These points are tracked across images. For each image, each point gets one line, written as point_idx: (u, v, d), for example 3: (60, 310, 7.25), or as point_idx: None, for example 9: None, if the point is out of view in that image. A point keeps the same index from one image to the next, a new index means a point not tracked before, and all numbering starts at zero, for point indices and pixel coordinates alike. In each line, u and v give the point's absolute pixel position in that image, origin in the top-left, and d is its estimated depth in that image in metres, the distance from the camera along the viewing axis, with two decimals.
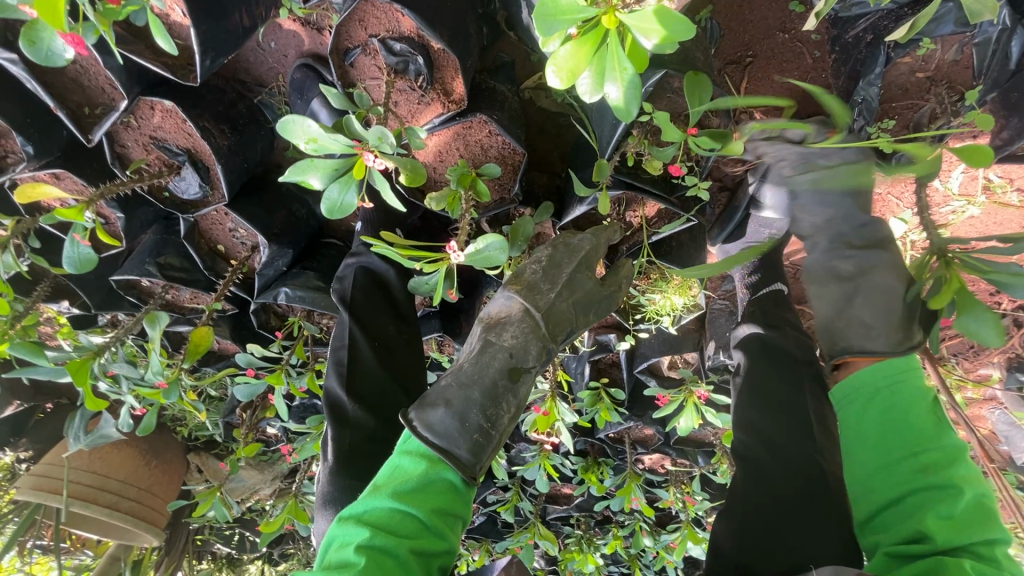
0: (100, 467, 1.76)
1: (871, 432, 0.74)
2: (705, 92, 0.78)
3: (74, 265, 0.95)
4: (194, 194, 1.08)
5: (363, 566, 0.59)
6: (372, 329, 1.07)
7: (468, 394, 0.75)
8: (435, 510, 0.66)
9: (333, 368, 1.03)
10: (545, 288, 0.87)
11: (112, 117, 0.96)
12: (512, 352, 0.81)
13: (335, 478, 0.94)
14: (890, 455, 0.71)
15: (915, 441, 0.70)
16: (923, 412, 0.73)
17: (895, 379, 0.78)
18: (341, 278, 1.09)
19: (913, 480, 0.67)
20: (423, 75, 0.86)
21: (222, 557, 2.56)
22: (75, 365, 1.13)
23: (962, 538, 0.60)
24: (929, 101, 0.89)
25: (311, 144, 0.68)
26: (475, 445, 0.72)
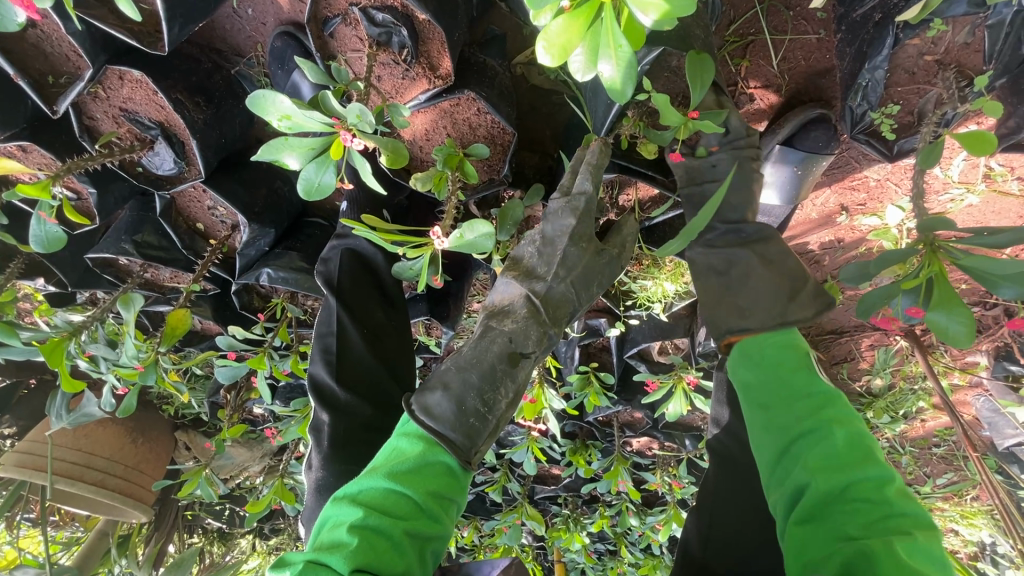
0: (84, 444, 1.74)
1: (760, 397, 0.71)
2: (706, 75, 0.74)
3: (41, 244, 0.91)
4: (169, 170, 1.04)
5: (356, 547, 0.56)
6: (362, 317, 1.03)
7: (466, 378, 0.72)
8: (431, 493, 0.63)
9: (319, 354, 1.00)
10: (542, 274, 0.83)
11: (77, 87, 0.90)
12: (512, 336, 0.77)
13: (331, 464, 0.93)
14: (773, 411, 0.69)
15: (794, 394, 0.68)
16: (788, 355, 0.72)
17: (778, 340, 0.75)
18: (326, 261, 1.04)
19: (797, 427, 0.65)
20: (408, 48, 0.81)
21: (213, 532, 2.58)
22: (51, 346, 1.10)
23: (840, 480, 0.58)
24: (935, 86, 0.85)
25: (285, 122, 0.63)
26: (469, 429, 0.69)
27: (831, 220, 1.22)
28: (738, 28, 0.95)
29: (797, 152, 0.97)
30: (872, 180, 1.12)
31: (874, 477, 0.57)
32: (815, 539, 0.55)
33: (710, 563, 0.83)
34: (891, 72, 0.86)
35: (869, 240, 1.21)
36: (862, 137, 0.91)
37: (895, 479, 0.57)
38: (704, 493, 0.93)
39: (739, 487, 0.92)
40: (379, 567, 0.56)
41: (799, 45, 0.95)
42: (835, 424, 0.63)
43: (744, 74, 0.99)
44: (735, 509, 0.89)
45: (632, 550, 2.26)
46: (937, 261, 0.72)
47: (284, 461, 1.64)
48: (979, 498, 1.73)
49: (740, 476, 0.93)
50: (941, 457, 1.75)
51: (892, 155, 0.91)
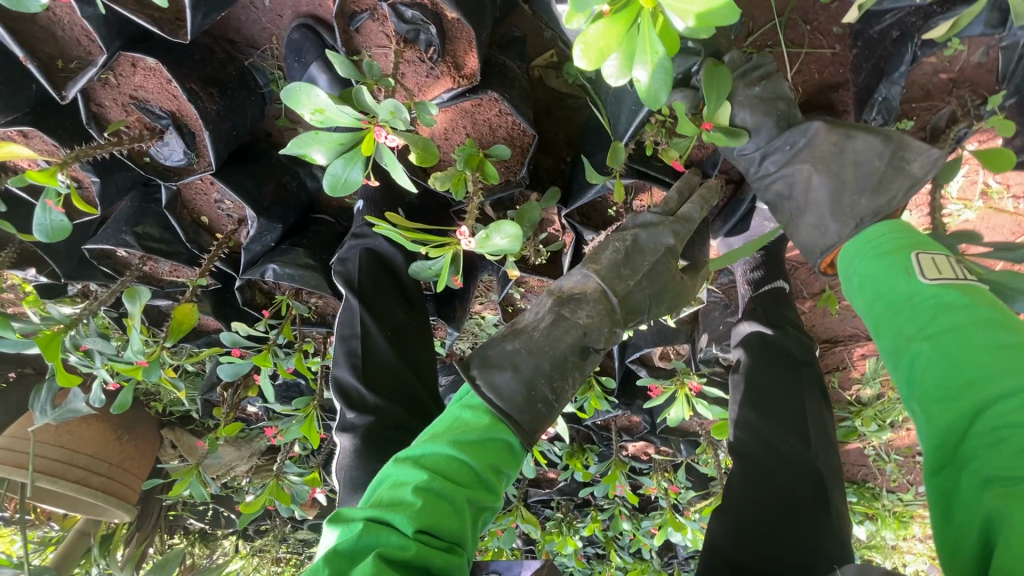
0: (68, 441, 1.68)
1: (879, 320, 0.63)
2: (722, 84, 0.78)
3: (45, 234, 0.88)
4: (178, 161, 1.01)
5: (421, 508, 0.58)
6: (384, 318, 1.02)
7: (535, 364, 0.73)
8: (491, 466, 0.64)
9: (344, 358, 0.99)
10: (626, 275, 0.84)
11: (88, 72, 0.87)
12: (586, 330, 0.78)
13: (366, 463, 0.90)
14: (898, 336, 0.59)
15: (915, 312, 0.58)
16: (897, 276, 0.63)
17: (888, 267, 0.65)
18: (345, 261, 1.04)
19: (920, 350, 0.55)
20: (434, 46, 0.80)
21: (195, 532, 2.52)
22: (46, 338, 1.07)
23: (978, 393, 0.47)
24: (950, 104, 0.87)
25: (317, 116, 0.62)
26: (532, 413, 0.71)
27: None
28: (756, 40, 0.96)
29: None
30: None
31: (1022, 383, 0.45)
32: (960, 476, 0.46)
33: (744, 563, 0.81)
34: (907, 89, 0.88)
35: None
36: None
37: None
38: (730, 496, 0.92)
39: (761, 479, 0.92)
40: (438, 529, 0.58)
41: (815, 59, 0.97)
42: (970, 329, 0.52)
43: None
44: (763, 506, 0.88)
45: (622, 555, 2.27)
46: (954, 272, 0.71)
47: (278, 462, 1.61)
48: None
49: (763, 473, 0.93)
50: None
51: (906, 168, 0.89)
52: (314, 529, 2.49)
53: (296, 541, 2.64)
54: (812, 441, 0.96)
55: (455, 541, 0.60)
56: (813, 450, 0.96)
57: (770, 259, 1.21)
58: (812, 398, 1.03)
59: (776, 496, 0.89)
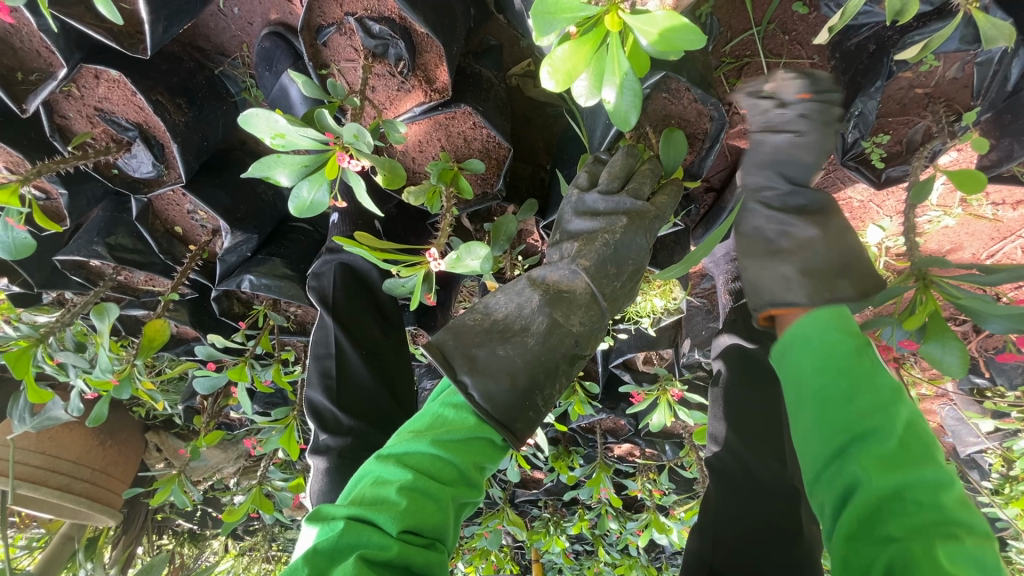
0: (49, 447, 1.66)
1: (803, 379, 0.60)
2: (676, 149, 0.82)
3: (9, 252, 0.86)
4: (147, 173, 0.99)
5: (404, 508, 0.55)
6: (359, 337, 1.02)
7: (533, 375, 0.66)
8: (476, 466, 0.61)
9: (318, 377, 1.00)
10: (613, 272, 0.77)
11: (49, 86, 0.85)
12: (580, 339, 0.71)
13: (338, 484, 0.92)
14: (819, 403, 0.58)
15: (844, 382, 0.57)
16: (845, 350, 0.59)
17: (836, 327, 0.62)
18: (318, 275, 1.02)
19: (844, 425, 0.55)
20: (404, 61, 0.79)
21: (183, 533, 2.51)
22: (16, 355, 1.05)
23: (900, 482, 0.48)
24: (925, 118, 0.86)
25: (278, 140, 0.60)
26: (517, 420, 0.64)
27: None
28: (735, 49, 0.96)
29: None
30: (856, 201, 1.14)
31: (932, 481, 0.48)
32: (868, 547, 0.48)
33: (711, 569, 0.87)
34: (883, 103, 0.87)
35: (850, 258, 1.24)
36: (852, 164, 0.91)
37: (957, 486, 0.48)
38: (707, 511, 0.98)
39: (745, 502, 0.96)
40: (421, 527, 0.56)
41: (794, 69, 0.97)
42: (901, 419, 0.52)
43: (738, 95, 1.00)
44: (736, 522, 0.93)
45: (609, 551, 2.30)
46: (930, 294, 0.72)
47: (262, 468, 1.61)
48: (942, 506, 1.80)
49: (739, 491, 0.98)
50: None
51: (879, 182, 0.91)
52: None
53: (285, 540, 2.64)
54: (788, 462, 0.99)
55: (435, 540, 0.57)
56: (790, 472, 0.98)
57: None
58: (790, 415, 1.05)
59: (763, 523, 0.92)
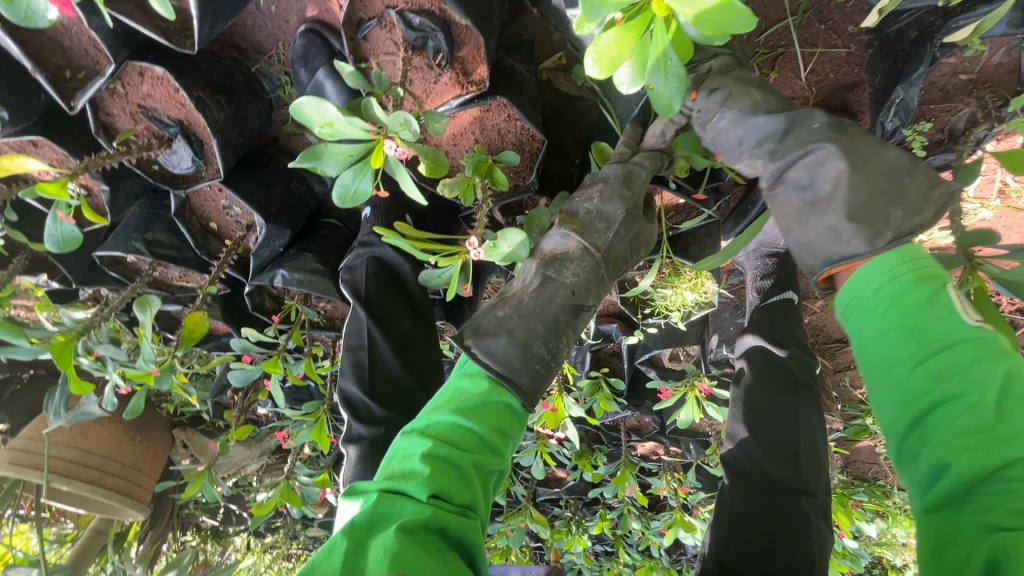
0: (82, 442, 1.70)
1: (883, 339, 0.57)
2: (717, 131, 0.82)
3: (56, 244, 0.88)
4: (186, 169, 1.01)
5: (429, 475, 0.56)
6: (390, 329, 1.03)
7: (530, 326, 0.70)
8: (496, 430, 0.63)
9: (350, 369, 1.01)
10: (602, 228, 0.79)
11: (97, 82, 0.87)
12: (574, 290, 0.74)
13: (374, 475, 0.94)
14: (898, 367, 0.56)
15: (924, 344, 0.54)
16: (926, 307, 0.56)
17: (888, 274, 0.59)
18: (351, 270, 1.03)
19: (928, 394, 0.53)
20: (443, 53, 0.79)
21: (207, 530, 2.55)
22: (59, 347, 1.07)
23: (991, 459, 0.47)
24: (969, 105, 0.84)
25: (327, 129, 0.61)
26: (523, 382, 0.68)
27: None
28: (768, 40, 0.96)
29: None
30: None
31: None
32: (961, 529, 0.47)
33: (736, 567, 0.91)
34: (924, 90, 0.85)
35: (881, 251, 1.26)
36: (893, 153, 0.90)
37: None
38: (724, 507, 1.01)
39: (761, 500, 0.99)
40: (450, 493, 0.56)
41: (829, 58, 0.97)
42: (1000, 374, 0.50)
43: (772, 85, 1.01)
44: (749, 520, 0.97)
45: (630, 552, 2.28)
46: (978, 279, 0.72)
47: (289, 463, 1.62)
48: None
49: (758, 490, 1.01)
50: None
51: None
52: (324, 526, 2.51)
53: (306, 538, 2.66)
54: (802, 467, 1.01)
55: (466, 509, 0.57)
56: (805, 474, 1.01)
57: (783, 266, 1.19)
58: (811, 421, 1.06)
59: (774, 517, 0.96)
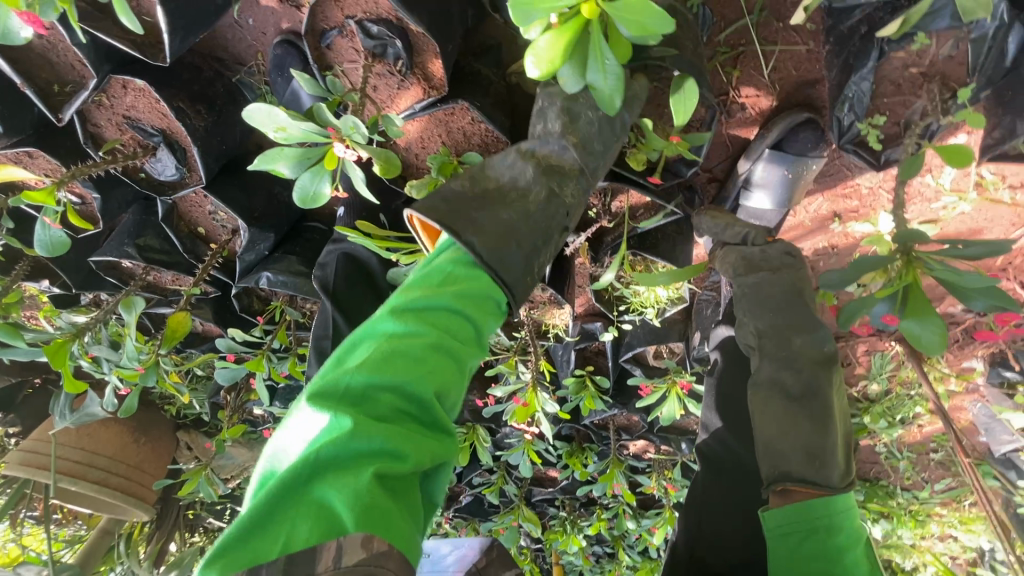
0: (88, 443, 1.77)
1: (804, 545, 0.70)
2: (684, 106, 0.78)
3: (46, 248, 0.93)
4: (170, 176, 1.06)
5: (427, 365, 0.57)
6: (354, 316, 1.08)
7: (529, 234, 0.70)
8: (483, 324, 0.65)
9: (315, 356, 1.05)
10: (598, 151, 0.78)
11: (81, 95, 0.92)
12: (568, 210, 0.75)
13: None
14: (807, 560, 0.69)
15: (833, 545, 0.69)
16: (836, 514, 0.71)
17: (827, 509, 0.71)
18: (321, 266, 1.07)
19: None
20: (402, 59, 0.83)
21: (214, 531, 2.61)
22: (54, 347, 1.12)
23: None
24: (921, 98, 0.86)
25: (280, 133, 0.65)
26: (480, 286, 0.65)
27: (824, 226, 1.30)
28: (729, 38, 0.99)
29: (786, 156, 1.03)
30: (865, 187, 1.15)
31: None
32: None
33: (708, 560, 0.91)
34: (876, 84, 0.87)
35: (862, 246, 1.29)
36: (850, 147, 0.91)
37: None
38: (693, 496, 1.02)
39: (730, 487, 1.01)
40: (442, 381, 0.58)
41: (790, 56, 0.99)
42: None
43: (736, 84, 1.03)
44: (716, 508, 0.98)
45: (629, 553, 2.28)
46: (912, 271, 0.73)
47: None
48: (969, 502, 1.76)
49: (725, 476, 1.02)
50: (939, 461, 1.80)
51: (879, 165, 0.91)
52: None
53: None
54: None
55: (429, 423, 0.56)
56: None
57: None
58: None
59: (738, 502, 0.99)
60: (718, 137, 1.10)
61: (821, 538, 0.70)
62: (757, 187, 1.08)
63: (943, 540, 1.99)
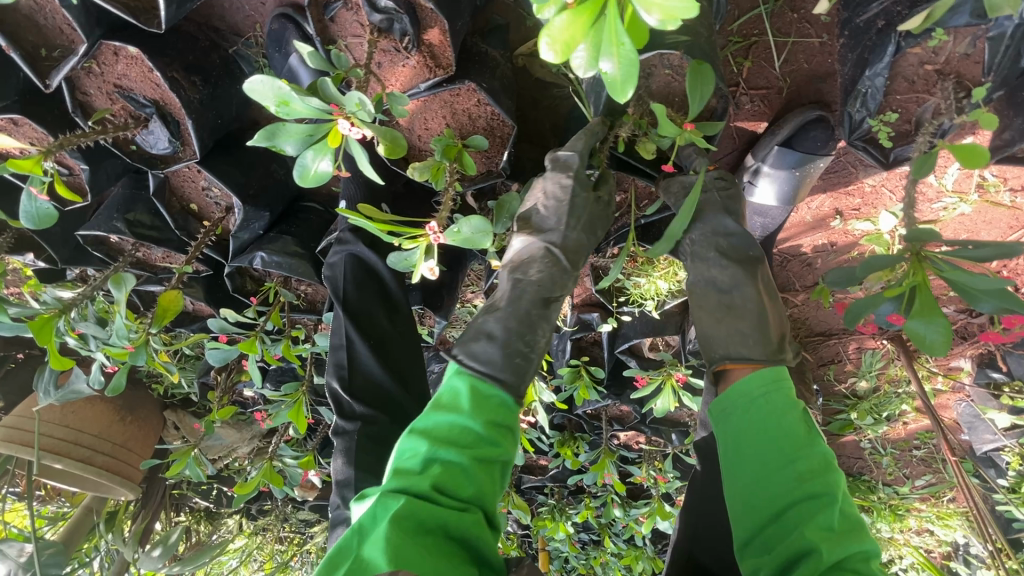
0: (72, 421, 1.73)
1: (748, 446, 0.70)
2: (705, 87, 0.72)
3: (33, 222, 0.89)
4: (163, 149, 1.02)
5: (441, 475, 0.59)
6: (367, 327, 1.04)
7: (506, 326, 0.74)
8: (494, 424, 0.64)
9: (332, 368, 1.03)
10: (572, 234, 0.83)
11: (71, 62, 0.89)
12: (540, 284, 0.79)
13: (353, 463, 0.98)
14: (759, 460, 0.69)
15: (790, 446, 0.68)
16: (783, 404, 0.72)
17: (767, 391, 0.74)
18: (330, 266, 1.04)
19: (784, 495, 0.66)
20: (409, 35, 0.80)
21: (200, 511, 2.59)
22: (40, 323, 1.09)
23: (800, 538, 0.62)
24: (934, 96, 0.85)
25: (281, 108, 0.63)
26: (516, 382, 0.69)
27: (825, 223, 1.32)
28: (742, 28, 0.97)
29: (793, 154, 1.01)
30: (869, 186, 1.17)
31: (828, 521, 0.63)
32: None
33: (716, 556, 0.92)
34: (891, 80, 0.85)
35: (861, 244, 1.30)
36: (859, 144, 0.90)
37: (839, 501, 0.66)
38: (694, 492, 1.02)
39: None
40: (455, 492, 0.59)
41: (802, 48, 0.98)
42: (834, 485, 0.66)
43: (746, 76, 1.02)
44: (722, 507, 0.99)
45: (615, 541, 2.30)
46: (921, 270, 0.72)
47: (273, 445, 1.64)
48: (948, 498, 1.81)
49: None
50: (921, 459, 1.83)
51: (887, 162, 0.91)
52: (314, 509, 2.55)
53: (297, 521, 2.69)
54: None
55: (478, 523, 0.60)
56: None
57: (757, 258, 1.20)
58: None
59: None
60: (725, 129, 1.10)
61: (755, 417, 0.72)
62: (763, 178, 1.06)
63: (918, 533, 2.05)
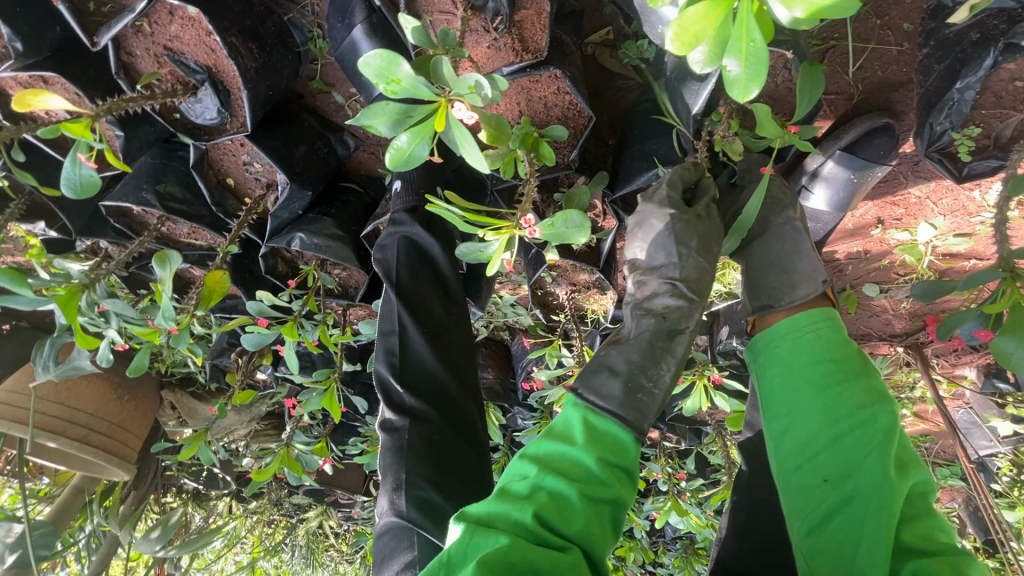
0: (67, 398, 1.62)
1: (803, 377, 0.70)
2: (815, 87, 0.71)
3: (73, 190, 0.82)
4: (210, 119, 0.96)
5: (545, 505, 0.55)
6: (421, 315, 1.00)
7: (628, 358, 0.68)
8: (608, 462, 0.60)
9: (382, 353, 1.00)
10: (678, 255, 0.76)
11: (123, 19, 0.82)
12: (664, 315, 0.73)
13: (414, 463, 0.90)
14: (816, 391, 0.69)
15: (843, 371, 0.69)
16: (836, 337, 0.72)
17: (820, 326, 0.73)
18: (383, 248, 1.02)
19: (846, 418, 0.67)
20: (501, 16, 0.77)
21: (187, 491, 2.47)
22: (65, 298, 1.01)
23: (858, 467, 0.64)
24: (1019, 112, 0.85)
25: (391, 86, 0.58)
26: (640, 412, 0.64)
27: (865, 231, 1.31)
28: (823, 31, 0.95)
29: (856, 159, 1.00)
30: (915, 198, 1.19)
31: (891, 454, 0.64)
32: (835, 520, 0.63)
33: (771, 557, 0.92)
34: (979, 94, 0.86)
35: (895, 253, 1.31)
36: (936, 156, 0.91)
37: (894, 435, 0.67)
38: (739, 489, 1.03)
39: None
40: (559, 527, 0.55)
41: (879, 55, 0.97)
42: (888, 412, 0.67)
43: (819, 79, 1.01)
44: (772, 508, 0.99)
45: (613, 532, 2.31)
46: (1014, 287, 0.73)
47: (288, 430, 1.59)
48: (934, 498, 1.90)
49: None
50: None
51: (961, 176, 0.92)
52: (310, 493, 2.50)
53: (290, 505, 2.63)
54: None
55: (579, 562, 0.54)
56: None
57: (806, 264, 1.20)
58: None
59: None
60: None
61: (810, 353, 0.71)
62: (822, 182, 1.06)
63: None
